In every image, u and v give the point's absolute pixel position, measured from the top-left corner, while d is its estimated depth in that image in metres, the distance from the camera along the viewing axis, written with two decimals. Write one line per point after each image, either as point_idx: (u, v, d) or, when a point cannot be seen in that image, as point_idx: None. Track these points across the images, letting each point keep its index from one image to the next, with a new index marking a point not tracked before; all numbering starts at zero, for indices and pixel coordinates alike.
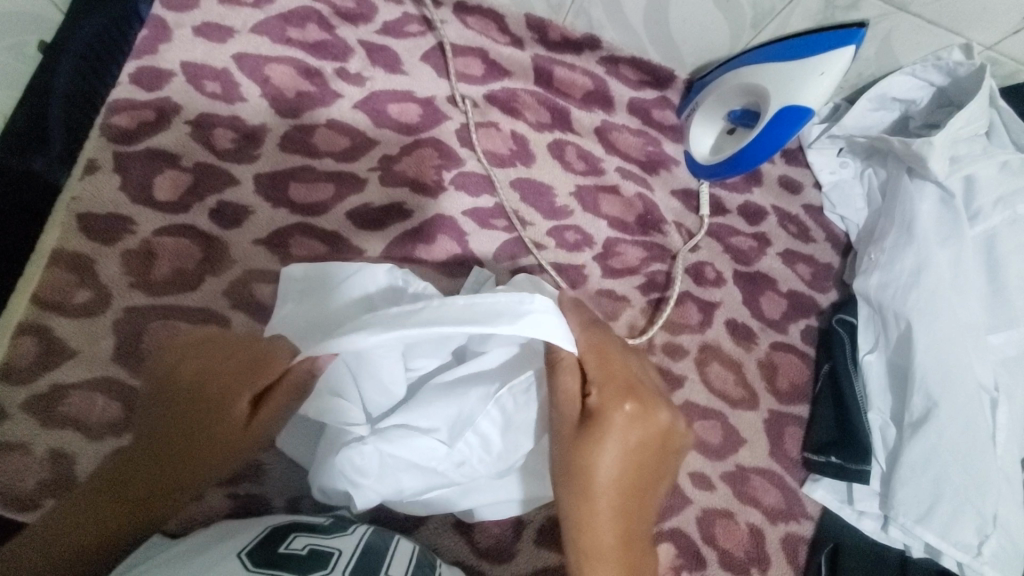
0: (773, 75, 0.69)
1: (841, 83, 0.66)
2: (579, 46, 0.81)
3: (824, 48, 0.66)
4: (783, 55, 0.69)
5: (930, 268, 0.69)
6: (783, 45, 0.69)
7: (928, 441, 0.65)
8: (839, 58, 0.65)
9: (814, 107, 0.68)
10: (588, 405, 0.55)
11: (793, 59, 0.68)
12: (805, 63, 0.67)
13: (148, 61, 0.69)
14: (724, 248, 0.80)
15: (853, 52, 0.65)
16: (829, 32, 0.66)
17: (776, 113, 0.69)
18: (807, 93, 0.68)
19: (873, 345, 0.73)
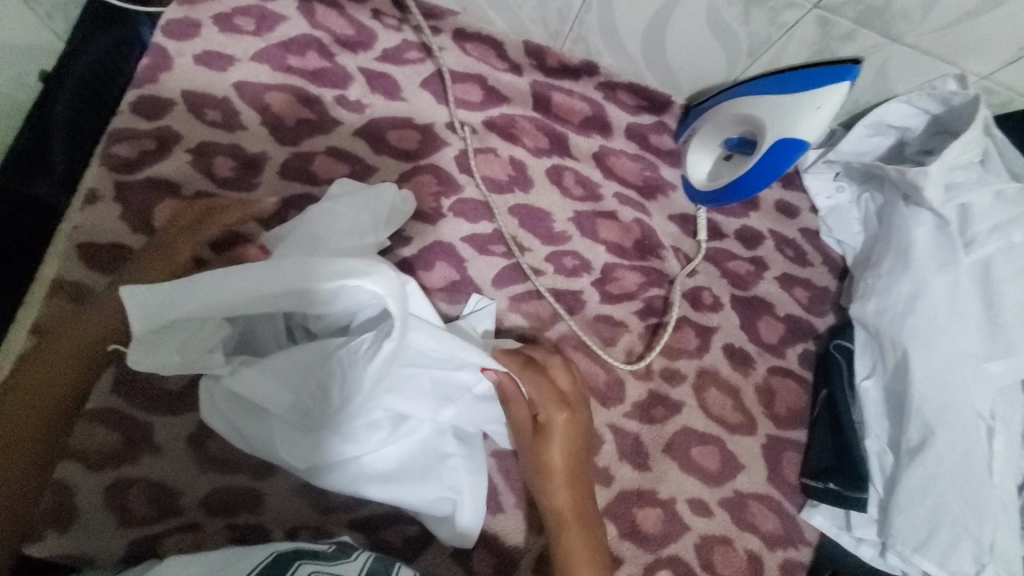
0: (770, 107, 0.70)
1: (837, 118, 0.67)
2: (577, 72, 0.82)
3: (819, 83, 0.66)
4: (779, 88, 0.69)
5: (926, 295, 0.70)
6: (779, 78, 0.70)
7: (924, 469, 0.66)
8: (834, 93, 0.66)
9: (810, 140, 0.68)
10: (533, 380, 0.64)
11: (790, 91, 0.69)
12: (801, 97, 0.68)
13: (149, 90, 0.69)
14: (721, 272, 0.80)
15: (848, 87, 0.65)
16: (825, 67, 0.66)
17: (773, 144, 0.70)
18: (803, 126, 0.68)
19: (870, 371, 0.73)
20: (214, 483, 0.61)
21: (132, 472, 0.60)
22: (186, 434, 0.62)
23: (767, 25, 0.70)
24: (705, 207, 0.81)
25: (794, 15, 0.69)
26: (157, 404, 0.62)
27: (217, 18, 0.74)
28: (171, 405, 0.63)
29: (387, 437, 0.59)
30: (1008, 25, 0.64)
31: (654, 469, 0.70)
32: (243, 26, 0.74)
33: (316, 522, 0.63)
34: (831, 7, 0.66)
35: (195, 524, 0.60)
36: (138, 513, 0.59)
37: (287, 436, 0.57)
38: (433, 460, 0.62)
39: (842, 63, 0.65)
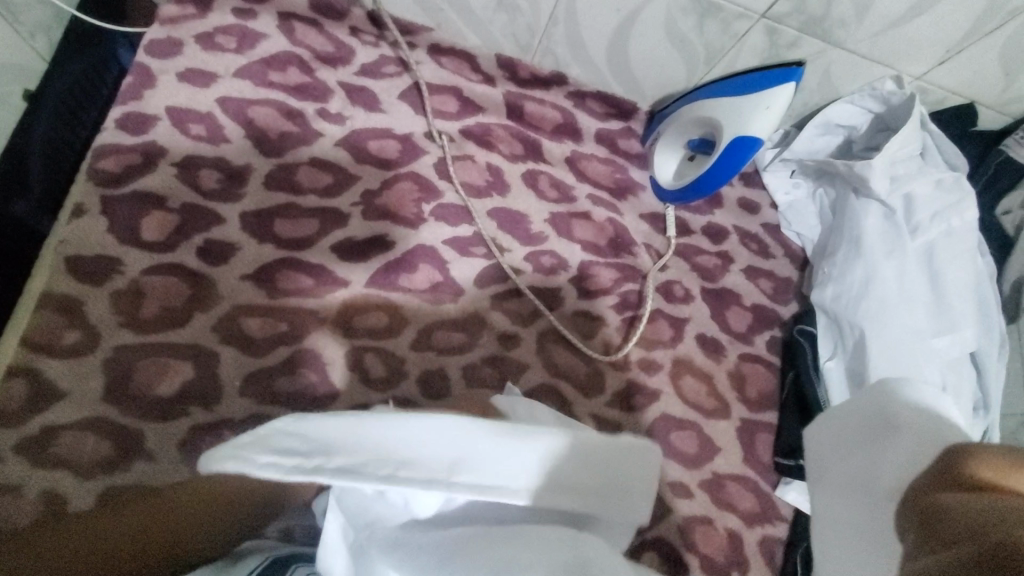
0: (726, 108, 0.75)
1: (787, 115, 0.72)
2: (547, 83, 0.87)
3: (768, 83, 0.72)
4: (734, 90, 0.75)
5: (879, 278, 0.75)
6: (733, 81, 0.75)
7: None
8: (782, 92, 0.71)
9: (763, 137, 0.74)
10: None
11: (742, 94, 0.74)
12: (753, 97, 0.73)
13: (133, 107, 0.71)
14: (691, 266, 0.85)
15: (793, 87, 0.71)
16: (772, 69, 0.72)
17: (730, 142, 0.75)
18: (758, 125, 0.74)
19: (832, 353, 0.77)
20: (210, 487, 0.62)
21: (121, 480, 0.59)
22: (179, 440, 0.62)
23: (721, 34, 0.76)
24: (672, 206, 0.86)
25: (744, 25, 0.74)
26: (148, 411, 0.62)
27: (199, 37, 0.77)
28: (162, 411, 0.62)
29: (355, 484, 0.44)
30: (935, 30, 0.71)
31: None
32: (224, 45, 0.77)
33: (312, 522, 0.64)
34: (777, 17, 0.72)
35: None
36: None
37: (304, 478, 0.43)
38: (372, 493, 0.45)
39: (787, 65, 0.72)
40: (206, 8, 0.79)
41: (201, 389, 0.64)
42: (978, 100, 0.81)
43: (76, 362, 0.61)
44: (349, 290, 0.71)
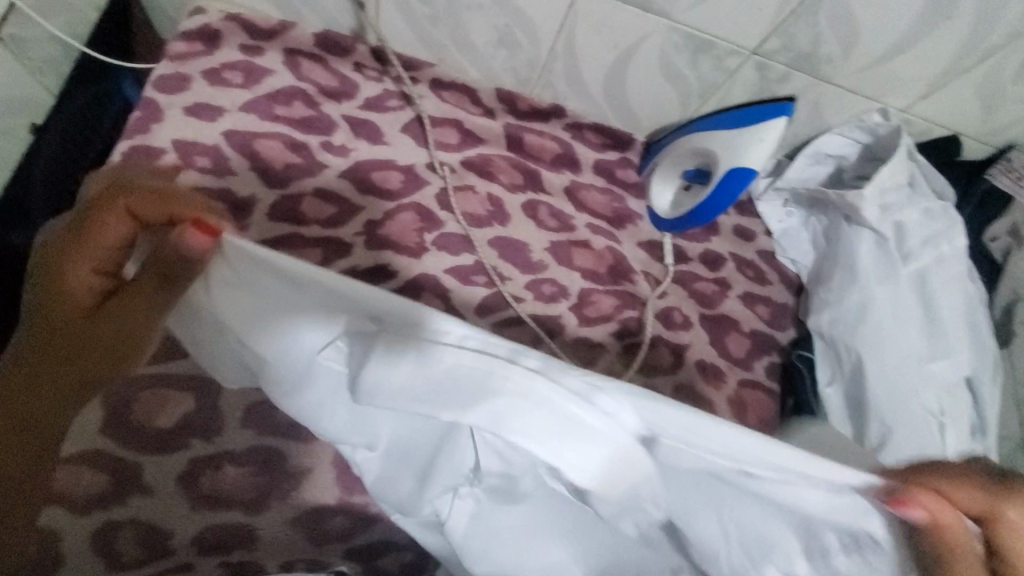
0: (721, 140, 0.77)
1: (780, 148, 0.74)
2: (545, 115, 0.89)
3: (761, 117, 0.74)
4: (728, 122, 0.77)
5: (874, 305, 0.77)
6: (727, 114, 0.78)
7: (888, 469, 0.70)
8: (774, 127, 0.74)
9: (758, 169, 0.76)
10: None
11: (736, 127, 0.76)
12: (747, 130, 0.75)
13: (139, 140, 0.72)
14: (689, 293, 0.86)
15: (785, 121, 0.73)
16: (765, 104, 0.74)
17: (726, 172, 0.77)
18: (752, 157, 0.76)
19: (831, 379, 0.79)
20: (207, 519, 0.62)
21: (120, 514, 0.60)
22: (178, 473, 0.62)
23: (713, 69, 0.79)
24: (670, 234, 0.88)
25: (735, 61, 0.77)
26: (146, 444, 0.61)
27: (206, 72, 0.78)
28: (159, 445, 0.61)
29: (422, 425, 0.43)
30: (917, 65, 0.74)
31: None
32: (231, 80, 0.79)
33: (311, 555, 0.66)
34: (766, 54, 0.75)
35: (189, 563, 0.63)
36: (129, 554, 0.61)
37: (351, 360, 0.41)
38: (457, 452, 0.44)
39: (780, 100, 0.74)
40: (213, 45, 0.80)
41: (202, 423, 0.62)
42: (960, 132, 0.84)
43: None
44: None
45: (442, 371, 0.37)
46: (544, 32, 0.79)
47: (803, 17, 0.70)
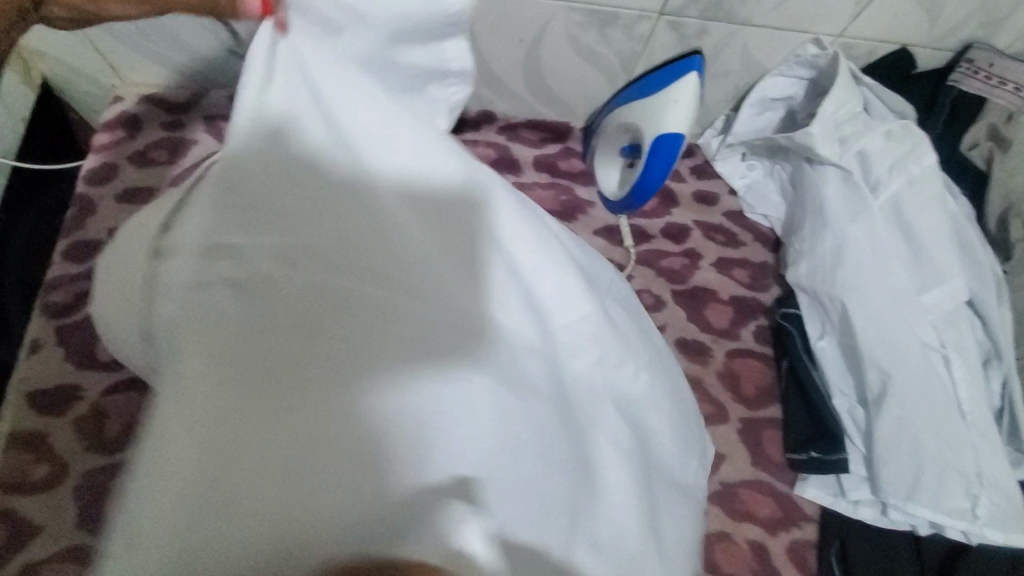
0: (638, 112, 0.73)
1: (696, 105, 0.69)
2: (476, 123, 0.87)
3: (671, 80, 0.71)
4: (641, 93, 0.74)
5: (850, 245, 0.72)
6: (642, 83, 0.74)
7: (891, 414, 0.66)
8: (685, 86, 0.69)
9: (682, 131, 0.70)
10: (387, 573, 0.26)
11: (646, 95, 0.73)
12: (657, 97, 0.71)
13: (77, 237, 0.74)
14: (657, 272, 0.82)
15: (697, 78, 0.69)
16: (673, 64, 0.70)
17: (652, 143, 0.72)
18: (673, 121, 0.71)
19: (822, 332, 0.74)
20: None
21: None
22: None
23: (627, 39, 0.74)
24: (626, 215, 0.84)
25: (646, 27, 0.72)
26: None
27: (133, 157, 0.79)
28: None
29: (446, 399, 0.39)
30: None
31: None
32: (158, 158, 0.79)
33: None
34: (675, 11, 0.70)
35: None
36: None
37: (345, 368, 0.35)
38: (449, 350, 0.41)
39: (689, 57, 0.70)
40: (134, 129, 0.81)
41: None
42: (910, 43, 0.76)
43: (44, 497, 0.62)
44: None
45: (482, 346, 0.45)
46: None
47: None
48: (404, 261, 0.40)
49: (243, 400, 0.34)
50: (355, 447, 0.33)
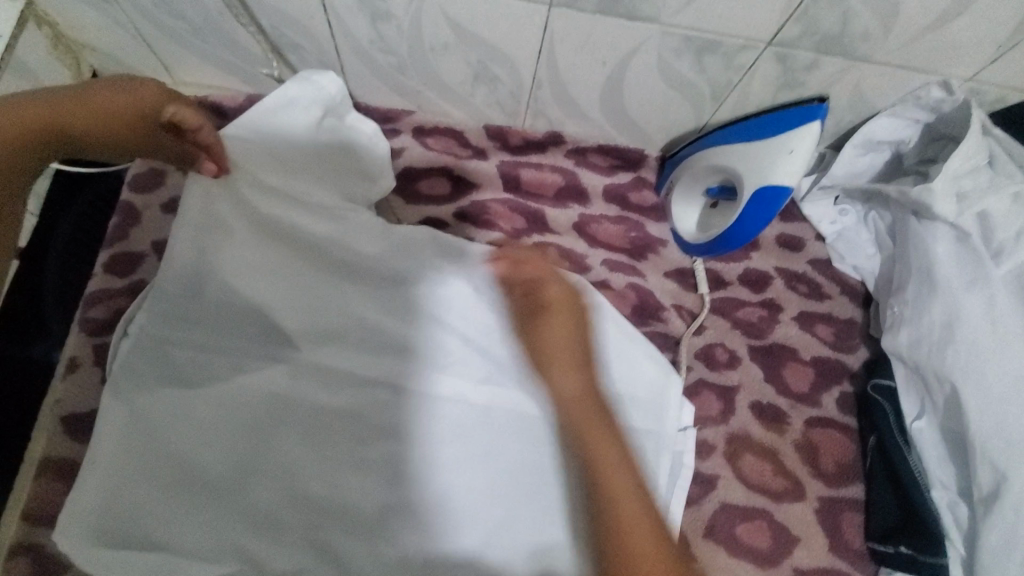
0: (740, 156, 0.66)
1: (815, 159, 0.62)
2: (543, 145, 0.80)
3: (788, 126, 0.63)
4: (747, 135, 0.66)
5: (963, 317, 0.64)
6: (748, 124, 0.66)
7: (1005, 519, 0.58)
8: (806, 133, 0.62)
9: (793, 184, 0.64)
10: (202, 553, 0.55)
11: (755, 138, 0.65)
12: (770, 142, 0.64)
13: (119, 248, 0.69)
14: (732, 324, 0.76)
15: (819, 126, 0.61)
16: (793, 107, 0.63)
17: (753, 193, 0.66)
18: (783, 172, 0.64)
19: (920, 411, 0.67)
20: None
21: None
22: None
23: (725, 69, 0.66)
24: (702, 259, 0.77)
25: (750, 56, 0.63)
26: None
27: None
28: None
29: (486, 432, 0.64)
30: (980, 28, 0.58)
31: (700, 559, 0.65)
32: None
33: None
34: (786, 42, 0.61)
35: None
36: None
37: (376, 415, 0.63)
38: (493, 403, 0.65)
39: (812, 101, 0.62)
40: None
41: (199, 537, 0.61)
42: None
43: None
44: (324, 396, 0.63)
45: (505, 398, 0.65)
46: (523, 62, 0.69)
47: None
48: (310, 336, 0.64)
49: (275, 415, 0.62)
50: (331, 448, 0.62)
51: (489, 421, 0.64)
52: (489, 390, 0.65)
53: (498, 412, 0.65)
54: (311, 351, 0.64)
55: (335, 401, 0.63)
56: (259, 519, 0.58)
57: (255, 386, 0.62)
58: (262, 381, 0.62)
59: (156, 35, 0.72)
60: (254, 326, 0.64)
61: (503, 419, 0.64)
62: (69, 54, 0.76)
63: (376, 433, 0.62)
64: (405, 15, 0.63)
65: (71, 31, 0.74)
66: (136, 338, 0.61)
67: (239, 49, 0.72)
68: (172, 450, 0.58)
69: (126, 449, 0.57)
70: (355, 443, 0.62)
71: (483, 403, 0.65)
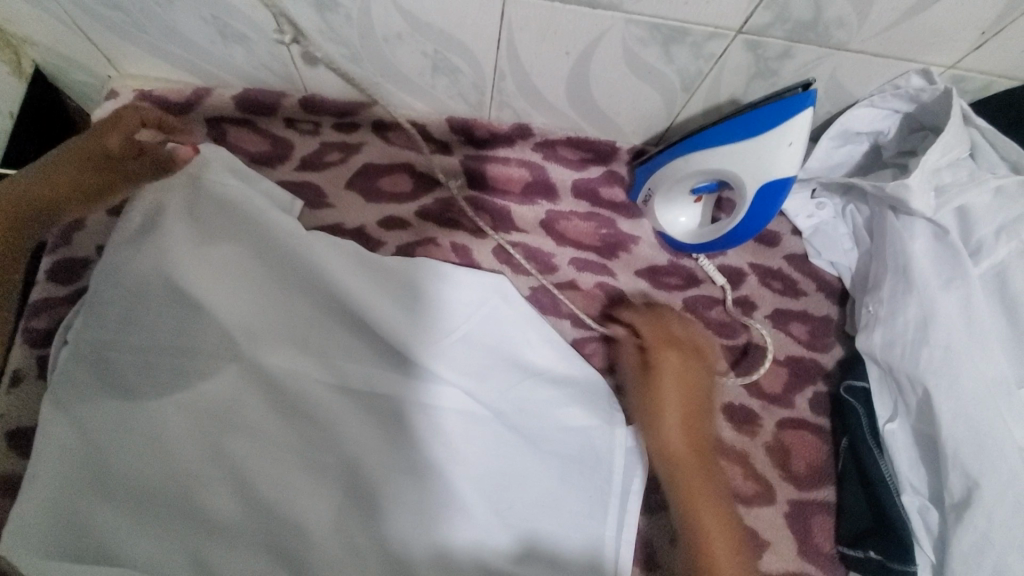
0: (733, 158, 0.61)
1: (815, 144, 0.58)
2: (509, 138, 0.77)
3: (777, 120, 0.57)
4: (735, 135, 0.60)
5: (937, 318, 0.61)
6: (733, 122, 0.60)
7: (976, 527, 0.57)
8: (799, 124, 0.57)
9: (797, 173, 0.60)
10: None
11: (745, 137, 0.60)
12: (763, 139, 0.59)
13: (66, 253, 0.68)
14: (704, 323, 0.74)
15: (813, 111, 0.56)
16: (779, 99, 0.57)
17: (755, 193, 0.62)
18: (785, 166, 0.60)
19: (892, 413, 0.65)
20: None
21: None
22: None
23: (694, 59, 0.62)
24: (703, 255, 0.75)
25: (720, 45, 0.60)
26: None
27: None
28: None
29: (457, 429, 0.61)
30: (962, 13, 0.54)
31: (667, 565, 0.64)
32: None
33: None
34: (758, 30, 0.57)
35: None
36: None
37: (340, 416, 0.60)
38: (464, 399, 0.62)
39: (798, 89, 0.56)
40: None
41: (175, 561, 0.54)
42: None
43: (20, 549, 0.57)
44: (281, 397, 0.61)
45: (473, 395, 0.63)
46: (483, 53, 0.65)
47: None
48: (267, 344, 0.62)
49: (230, 421, 0.59)
50: (292, 450, 0.59)
51: (458, 416, 0.62)
52: (461, 386, 0.63)
53: (466, 409, 0.62)
54: (275, 347, 0.62)
55: (292, 405, 0.60)
56: (213, 527, 0.56)
57: (209, 393, 0.59)
58: (222, 385, 0.60)
59: (97, 28, 0.68)
60: (208, 330, 0.61)
61: (470, 415, 0.62)
62: (8, 49, 0.73)
63: (335, 439, 0.60)
64: (353, 4, 0.59)
65: (7, 24, 0.70)
66: (77, 347, 0.59)
67: (183, 41, 0.68)
68: (114, 464, 0.55)
69: (73, 470, 0.55)
70: (319, 451, 0.59)
71: (454, 398, 0.62)
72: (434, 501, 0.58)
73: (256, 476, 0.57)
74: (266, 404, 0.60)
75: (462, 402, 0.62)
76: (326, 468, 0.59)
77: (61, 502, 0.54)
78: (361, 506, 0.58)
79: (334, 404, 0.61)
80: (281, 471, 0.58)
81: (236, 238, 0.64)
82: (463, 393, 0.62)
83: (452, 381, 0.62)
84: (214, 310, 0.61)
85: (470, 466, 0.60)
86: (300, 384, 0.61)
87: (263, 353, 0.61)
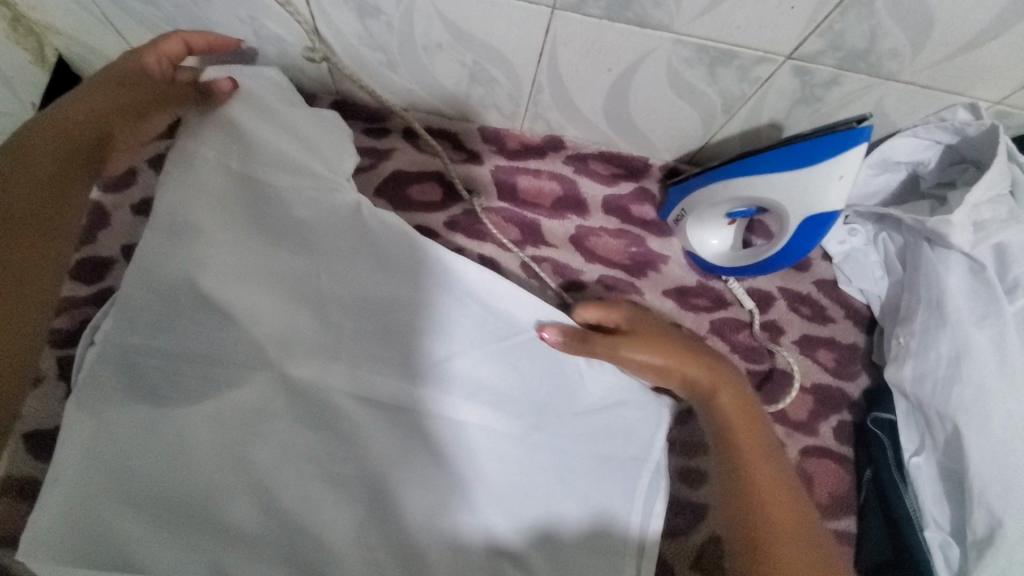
0: (779, 188, 0.60)
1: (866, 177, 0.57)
2: (541, 150, 0.76)
3: (831, 152, 0.56)
4: (781, 166, 0.59)
5: (971, 355, 0.61)
6: (780, 152, 0.59)
7: (1000, 567, 0.57)
8: (853, 158, 0.56)
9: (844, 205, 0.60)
10: None
11: (795, 167, 0.59)
12: (814, 171, 0.58)
13: (88, 251, 0.67)
14: (731, 347, 0.73)
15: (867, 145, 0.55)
16: (832, 133, 0.55)
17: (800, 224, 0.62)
18: (833, 198, 0.59)
19: (918, 447, 0.65)
20: None
21: None
22: None
23: (738, 81, 0.61)
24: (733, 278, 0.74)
25: (766, 69, 0.59)
26: None
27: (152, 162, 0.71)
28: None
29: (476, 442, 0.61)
30: (1019, 50, 0.53)
31: None
32: None
33: None
34: (808, 57, 0.56)
35: None
36: None
37: (360, 427, 0.60)
38: (486, 414, 0.62)
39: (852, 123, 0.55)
40: None
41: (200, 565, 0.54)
42: None
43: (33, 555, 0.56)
44: (306, 407, 0.60)
45: (495, 410, 0.63)
46: (523, 65, 0.63)
47: (853, 10, 0.50)
48: (292, 350, 0.61)
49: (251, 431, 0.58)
50: (309, 460, 0.58)
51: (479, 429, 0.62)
52: (482, 400, 0.62)
53: (486, 423, 0.62)
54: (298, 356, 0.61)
55: (318, 413, 0.60)
56: (232, 537, 0.55)
57: (236, 402, 0.58)
58: (251, 395, 0.59)
59: (127, 21, 0.66)
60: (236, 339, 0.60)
61: (490, 429, 0.62)
62: (31, 36, 0.71)
63: (358, 450, 0.59)
64: (395, 11, 0.58)
65: (31, 11, 0.68)
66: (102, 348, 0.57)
67: None
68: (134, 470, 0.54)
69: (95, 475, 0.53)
70: (340, 462, 0.59)
71: (475, 412, 0.62)
72: (450, 512, 0.59)
73: (274, 485, 0.56)
74: (286, 414, 0.59)
75: (483, 417, 0.62)
76: (344, 478, 0.58)
77: (79, 503, 0.53)
78: (377, 517, 0.58)
79: (355, 415, 0.60)
80: (297, 481, 0.57)
81: (263, 239, 0.62)
82: (484, 407, 0.62)
83: (473, 395, 0.62)
84: (243, 319, 0.60)
85: (487, 480, 0.60)
86: (324, 394, 0.60)
87: (289, 361, 0.60)
